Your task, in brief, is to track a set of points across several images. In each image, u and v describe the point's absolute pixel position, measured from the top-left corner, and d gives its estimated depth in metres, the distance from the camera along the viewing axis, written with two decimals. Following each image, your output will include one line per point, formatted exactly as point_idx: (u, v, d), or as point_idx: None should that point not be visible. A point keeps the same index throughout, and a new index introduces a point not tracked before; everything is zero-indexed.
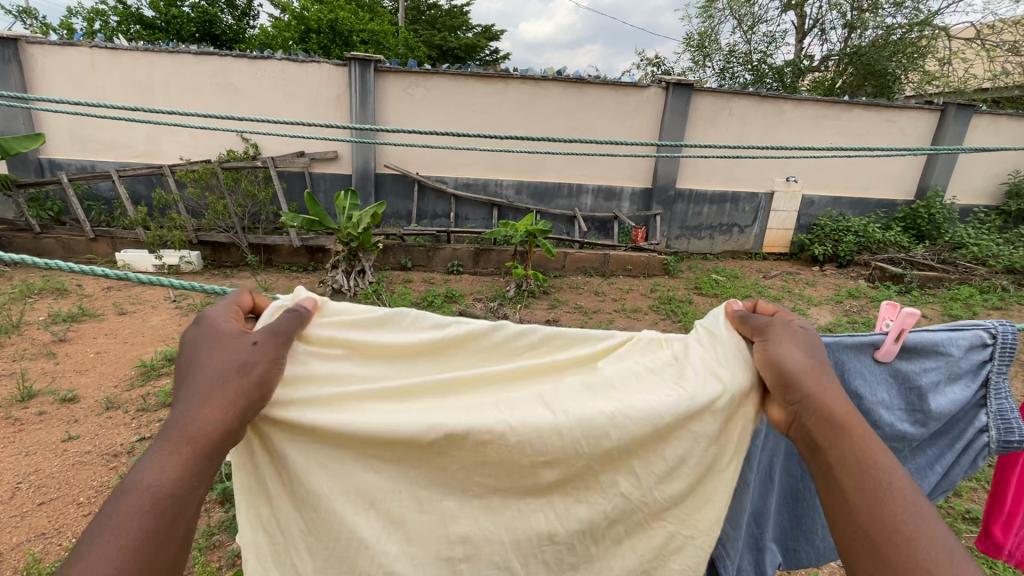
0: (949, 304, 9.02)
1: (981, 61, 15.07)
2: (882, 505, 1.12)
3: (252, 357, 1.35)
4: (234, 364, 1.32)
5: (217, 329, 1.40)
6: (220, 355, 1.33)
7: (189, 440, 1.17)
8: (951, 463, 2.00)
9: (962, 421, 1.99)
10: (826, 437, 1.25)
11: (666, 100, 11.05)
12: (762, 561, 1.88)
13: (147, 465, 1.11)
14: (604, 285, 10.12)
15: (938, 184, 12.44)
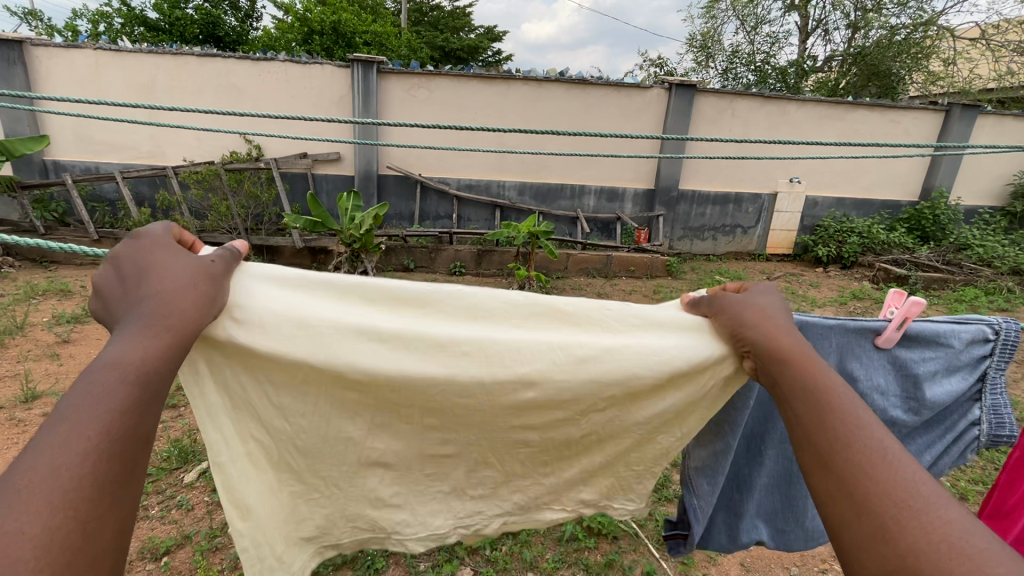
0: (954, 305, 8.96)
1: (987, 61, 14.97)
2: (833, 422, 1.12)
3: (203, 268, 1.30)
4: (189, 270, 1.26)
5: (160, 238, 1.32)
6: (176, 264, 1.26)
7: (165, 333, 1.11)
8: (941, 454, 2.00)
9: (956, 413, 1.99)
10: (783, 372, 1.25)
11: (669, 101, 11.02)
12: (738, 527, 2.01)
13: (126, 346, 1.04)
14: (607, 287, 10.08)
15: (943, 184, 12.37)
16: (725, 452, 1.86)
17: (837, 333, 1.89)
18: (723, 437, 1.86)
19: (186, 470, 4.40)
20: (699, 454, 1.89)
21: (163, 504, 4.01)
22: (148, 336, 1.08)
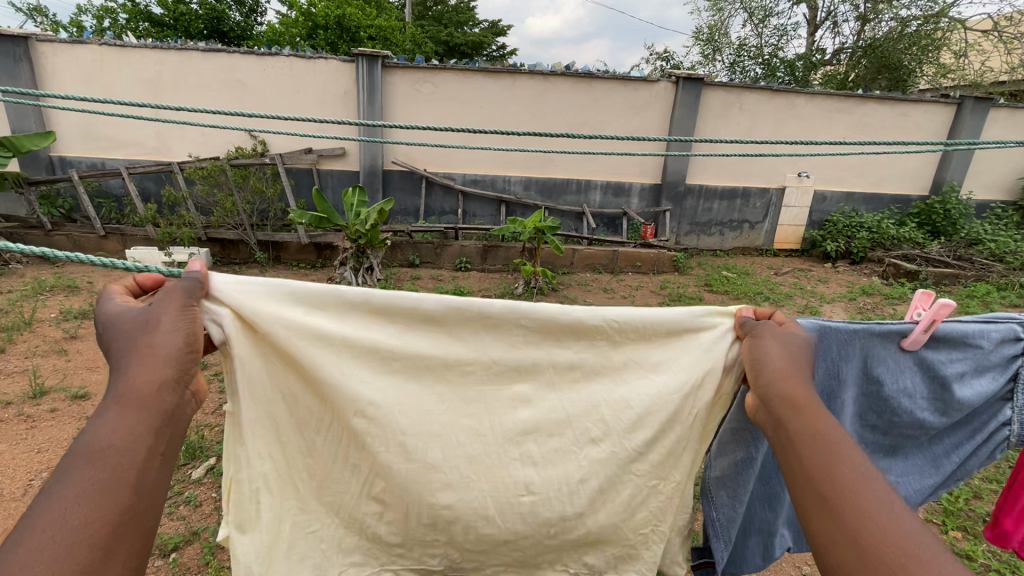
0: (966, 301, 8.84)
1: (999, 53, 14.74)
2: (835, 462, 1.26)
3: (156, 318, 1.38)
4: (137, 330, 1.35)
5: (114, 307, 1.42)
6: (126, 328, 1.35)
7: (125, 402, 1.21)
8: (968, 454, 1.97)
9: (988, 413, 1.97)
10: (786, 411, 1.38)
11: (676, 94, 10.91)
12: (771, 545, 1.98)
13: (95, 427, 1.15)
14: (613, 283, 10.02)
15: (954, 179, 12.22)
16: (748, 461, 1.91)
17: (863, 339, 1.82)
18: (744, 447, 1.90)
19: (194, 467, 4.39)
20: (721, 463, 1.95)
21: (171, 501, 4.00)
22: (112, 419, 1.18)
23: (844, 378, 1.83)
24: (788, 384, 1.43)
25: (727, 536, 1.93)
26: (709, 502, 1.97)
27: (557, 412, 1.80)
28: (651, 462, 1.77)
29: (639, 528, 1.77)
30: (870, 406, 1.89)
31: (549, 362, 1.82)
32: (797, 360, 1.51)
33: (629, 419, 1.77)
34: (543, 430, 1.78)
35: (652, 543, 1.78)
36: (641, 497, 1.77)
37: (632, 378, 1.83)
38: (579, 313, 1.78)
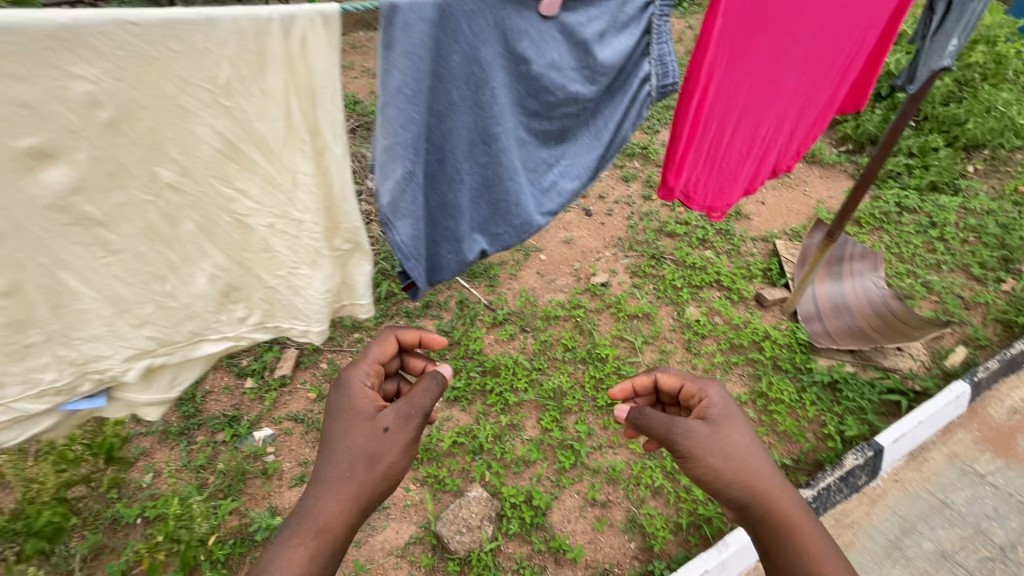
0: None
1: None
2: (787, 525, 1.71)
3: (385, 446, 1.63)
4: (368, 448, 1.62)
5: (369, 405, 1.71)
6: (364, 431, 1.64)
7: (313, 535, 1.53)
8: (623, 118, 1.99)
9: (632, 72, 1.94)
10: (751, 499, 1.74)
11: None
12: (462, 252, 1.76)
13: (280, 556, 1.49)
14: None
15: None
16: (411, 175, 1.50)
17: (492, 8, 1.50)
18: (399, 159, 1.45)
19: None
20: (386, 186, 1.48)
21: None
22: (294, 544, 1.50)
23: (486, 63, 1.54)
24: (734, 469, 1.74)
25: (417, 255, 1.59)
26: (392, 231, 1.54)
27: (92, 159, 1.18)
28: (255, 198, 1.39)
29: (277, 271, 1.51)
30: (525, 88, 1.69)
31: (41, 101, 1.10)
32: (723, 430, 1.81)
33: (215, 152, 1.30)
34: (85, 191, 1.20)
35: (301, 292, 1.55)
36: (279, 233, 1.46)
37: (198, 106, 1.24)
38: (48, 18, 1.05)
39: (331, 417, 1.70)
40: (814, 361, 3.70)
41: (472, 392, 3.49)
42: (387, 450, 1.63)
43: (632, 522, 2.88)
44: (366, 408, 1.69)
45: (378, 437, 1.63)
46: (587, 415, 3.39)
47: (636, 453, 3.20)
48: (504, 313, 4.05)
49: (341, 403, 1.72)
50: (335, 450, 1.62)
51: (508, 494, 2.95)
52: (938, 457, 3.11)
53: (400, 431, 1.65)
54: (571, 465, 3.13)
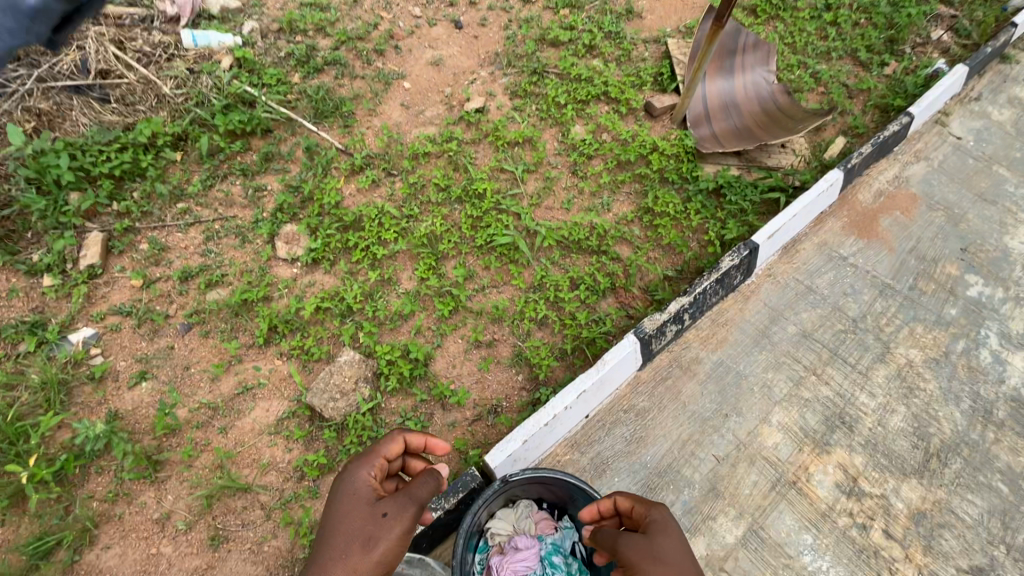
0: None
1: None
2: None
3: (380, 532, 1.65)
4: (364, 533, 1.66)
5: (368, 494, 1.75)
6: (361, 518, 1.69)
7: None
8: None
9: None
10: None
11: None
12: None
13: None
14: None
15: None
16: None
17: None
18: None
19: None
20: None
21: None
22: None
23: None
24: (656, 553, 1.52)
25: None
26: None
27: None
28: None
29: None
30: None
31: None
32: (660, 535, 1.58)
33: None
34: None
35: None
36: None
37: None
38: None
39: (344, 493, 1.76)
40: (700, 169, 3.51)
41: (334, 252, 3.04)
42: (385, 537, 1.65)
43: (518, 357, 2.78)
44: (370, 496, 1.75)
45: (376, 525, 1.66)
46: (466, 258, 3.09)
47: (521, 290, 3.01)
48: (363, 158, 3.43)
49: (351, 487, 1.77)
50: (333, 540, 1.67)
51: (383, 351, 2.71)
52: (808, 248, 3.17)
53: (398, 516, 1.67)
54: (452, 312, 2.90)
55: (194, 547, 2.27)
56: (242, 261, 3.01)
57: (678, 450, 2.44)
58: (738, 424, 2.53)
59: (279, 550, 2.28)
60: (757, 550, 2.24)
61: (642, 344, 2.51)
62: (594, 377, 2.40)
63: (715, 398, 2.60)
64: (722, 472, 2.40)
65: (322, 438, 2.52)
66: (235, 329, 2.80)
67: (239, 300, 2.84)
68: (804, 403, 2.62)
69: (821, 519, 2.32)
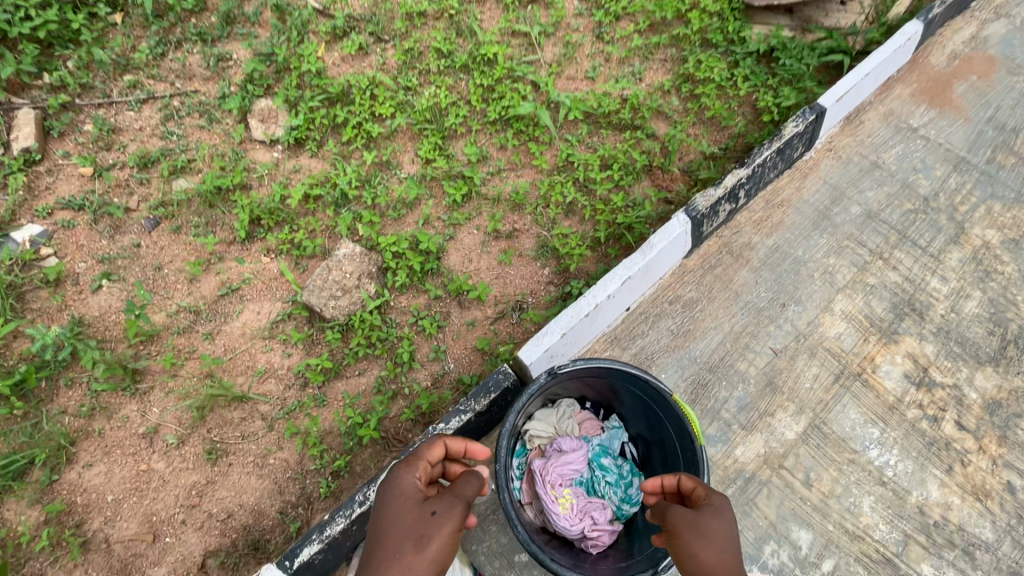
0: None
1: None
2: None
3: (431, 529, 1.26)
4: (415, 532, 1.27)
5: (416, 496, 1.39)
6: (409, 517, 1.31)
7: None
8: None
9: None
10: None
11: None
12: None
13: None
14: None
15: None
16: None
17: None
18: None
19: None
20: None
21: None
22: None
23: None
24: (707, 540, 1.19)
25: None
26: None
27: None
28: None
29: None
30: None
31: None
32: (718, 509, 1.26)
33: None
34: None
35: None
36: None
37: None
38: None
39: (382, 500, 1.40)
40: (748, 30, 2.96)
41: (320, 131, 2.56)
42: (438, 532, 1.27)
43: (544, 248, 2.41)
44: (415, 496, 1.39)
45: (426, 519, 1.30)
46: (477, 136, 2.63)
47: (544, 172, 2.58)
48: (345, 20, 2.83)
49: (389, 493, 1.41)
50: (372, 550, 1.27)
51: (387, 243, 2.32)
52: (874, 118, 2.73)
53: (450, 511, 1.31)
54: (465, 199, 2.49)
55: (190, 462, 2.01)
56: (211, 144, 2.53)
57: (730, 343, 2.16)
58: (797, 313, 2.24)
59: (287, 463, 2.03)
60: (819, 446, 2.02)
61: (693, 225, 2.14)
62: (641, 262, 2.05)
63: (772, 286, 2.28)
64: (780, 365, 2.14)
65: (324, 342, 2.19)
66: (211, 223, 2.38)
67: (212, 189, 2.39)
68: (870, 289, 2.32)
69: (889, 413, 2.09)
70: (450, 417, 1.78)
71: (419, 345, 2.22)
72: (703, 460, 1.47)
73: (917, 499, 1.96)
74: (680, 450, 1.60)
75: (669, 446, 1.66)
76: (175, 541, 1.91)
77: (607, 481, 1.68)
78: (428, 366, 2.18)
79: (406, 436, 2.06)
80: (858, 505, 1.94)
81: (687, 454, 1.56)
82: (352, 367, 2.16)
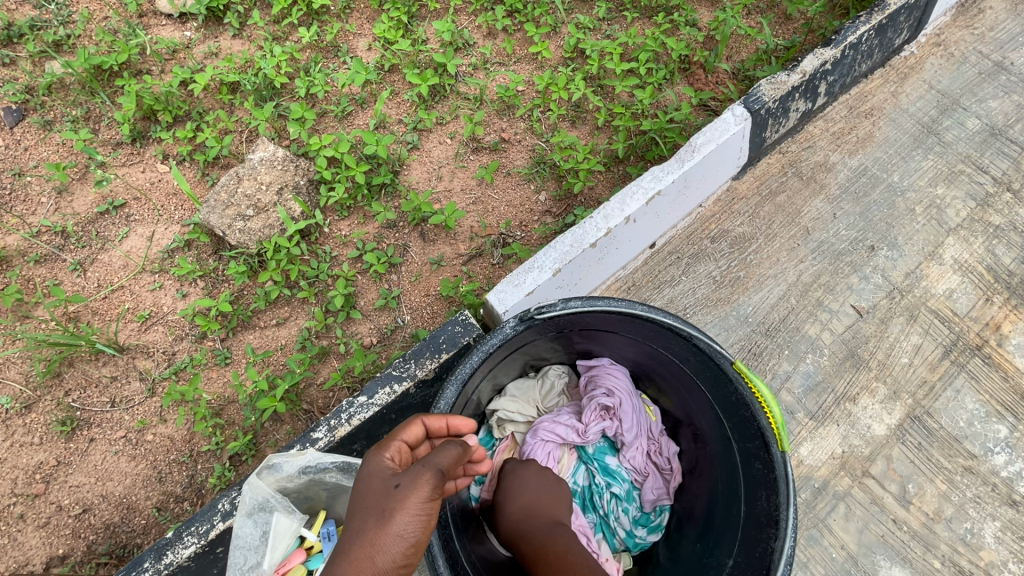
0: None
1: None
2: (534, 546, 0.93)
3: (398, 507, 0.75)
4: (374, 516, 0.75)
5: (385, 464, 0.83)
6: (369, 498, 0.78)
7: None
8: None
9: None
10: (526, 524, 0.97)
11: None
12: None
13: None
14: None
15: None
16: None
17: None
18: None
19: None
20: None
21: None
22: None
23: None
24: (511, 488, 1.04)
25: None
26: None
27: None
28: None
29: None
30: None
31: None
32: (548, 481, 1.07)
33: None
34: None
35: None
36: None
37: None
38: None
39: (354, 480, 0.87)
40: None
41: (245, 3, 1.93)
42: (406, 520, 0.75)
43: (538, 163, 1.76)
44: (384, 462, 0.83)
45: (385, 498, 0.77)
46: (454, 17, 1.96)
47: (544, 66, 1.91)
48: None
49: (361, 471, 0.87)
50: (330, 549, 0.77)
51: (321, 146, 1.70)
52: (998, 6, 2.00)
53: (429, 479, 0.77)
54: (435, 96, 1.84)
55: (36, 436, 1.45)
56: (100, 16, 1.90)
57: (795, 298, 1.52)
58: (891, 262, 1.59)
59: (169, 442, 1.47)
60: (921, 447, 1.40)
61: (754, 123, 1.49)
62: (678, 172, 1.41)
63: (855, 222, 1.63)
64: (866, 330, 1.51)
65: (231, 279, 1.61)
66: (92, 118, 1.77)
67: (94, 72, 1.78)
68: (994, 232, 1.65)
69: (1022, 403, 1.45)
70: (377, 388, 1.19)
71: (362, 288, 1.61)
72: (786, 477, 0.83)
73: None
74: (737, 452, 0.97)
75: (718, 443, 1.04)
76: (7, 543, 1.36)
77: (613, 495, 1.11)
78: (372, 317, 1.58)
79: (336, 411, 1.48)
80: (977, 534, 1.33)
81: (752, 458, 0.93)
82: (268, 314, 1.58)
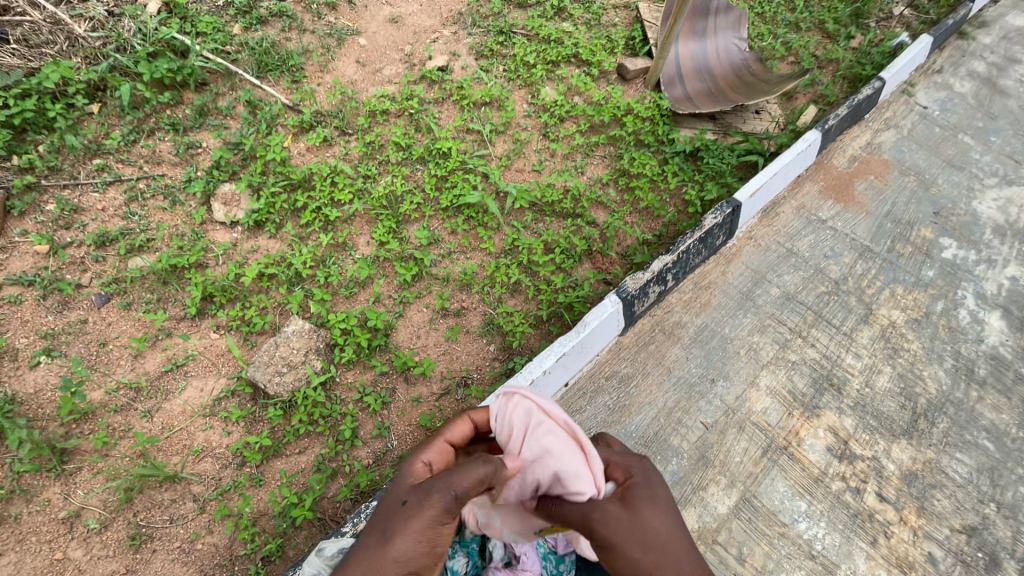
0: None
1: None
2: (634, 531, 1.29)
3: (412, 511, 1.25)
4: (388, 526, 1.25)
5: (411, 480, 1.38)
6: (394, 508, 1.30)
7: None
8: None
9: None
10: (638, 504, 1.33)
11: None
12: None
13: None
14: None
15: None
16: None
17: None
18: None
19: None
20: None
21: None
22: None
23: None
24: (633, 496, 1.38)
25: None
26: None
27: None
28: None
29: None
30: None
31: None
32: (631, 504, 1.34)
33: None
34: None
35: None
36: None
37: None
38: None
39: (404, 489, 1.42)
40: (676, 133, 3.34)
41: (280, 215, 2.72)
42: (420, 517, 1.24)
43: (489, 325, 2.52)
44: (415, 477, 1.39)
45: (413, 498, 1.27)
46: (429, 221, 2.82)
47: (491, 254, 2.76)
48: (313, 115, 3.10)
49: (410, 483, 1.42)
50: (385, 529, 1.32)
51: (336, 320, 2.41)
52: (787, 211, 3.07)
53: (430, 496, 1.26)
54: (415, 278, 2.62)
55: (110, 549, 1.91)
56: (172, 224, 2.64)
57: (663, 418, 2.26)
58: (725, 389, 2.38)
59: (214, 548, 1.95)
60: (750, 520, 2.07)
61: (623, 305, 2.32)
62: (575, 340, 2.18)
63: (701, 362, 2.44)
64: (711, 439, 2.24)
65: (265, 419, 2.20)
66: (163, 300, 2.44)
67: (168, 267, 2.47)
68: (791, 365, 2.49)
69: (814, 485, 2.18)
70: None
71: (363, 421, 2.24)
72: None
73: (846, 573, 2.00)
74: None
75: None
76: None
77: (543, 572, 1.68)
78: (370, 443, 2.18)
79: (343, 517, 2.02)
80: None
81: None
82: (293, 444, 2.16)
